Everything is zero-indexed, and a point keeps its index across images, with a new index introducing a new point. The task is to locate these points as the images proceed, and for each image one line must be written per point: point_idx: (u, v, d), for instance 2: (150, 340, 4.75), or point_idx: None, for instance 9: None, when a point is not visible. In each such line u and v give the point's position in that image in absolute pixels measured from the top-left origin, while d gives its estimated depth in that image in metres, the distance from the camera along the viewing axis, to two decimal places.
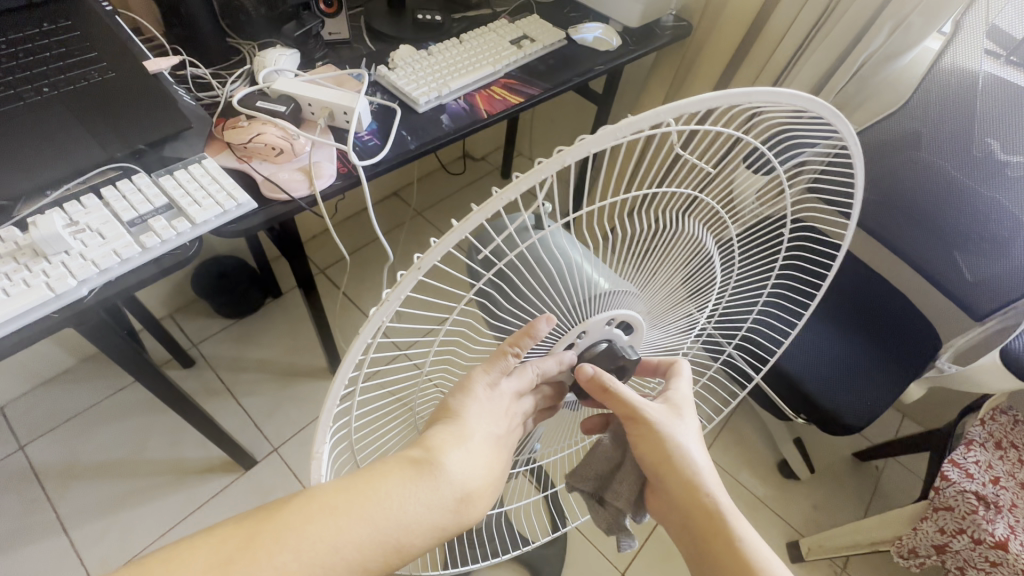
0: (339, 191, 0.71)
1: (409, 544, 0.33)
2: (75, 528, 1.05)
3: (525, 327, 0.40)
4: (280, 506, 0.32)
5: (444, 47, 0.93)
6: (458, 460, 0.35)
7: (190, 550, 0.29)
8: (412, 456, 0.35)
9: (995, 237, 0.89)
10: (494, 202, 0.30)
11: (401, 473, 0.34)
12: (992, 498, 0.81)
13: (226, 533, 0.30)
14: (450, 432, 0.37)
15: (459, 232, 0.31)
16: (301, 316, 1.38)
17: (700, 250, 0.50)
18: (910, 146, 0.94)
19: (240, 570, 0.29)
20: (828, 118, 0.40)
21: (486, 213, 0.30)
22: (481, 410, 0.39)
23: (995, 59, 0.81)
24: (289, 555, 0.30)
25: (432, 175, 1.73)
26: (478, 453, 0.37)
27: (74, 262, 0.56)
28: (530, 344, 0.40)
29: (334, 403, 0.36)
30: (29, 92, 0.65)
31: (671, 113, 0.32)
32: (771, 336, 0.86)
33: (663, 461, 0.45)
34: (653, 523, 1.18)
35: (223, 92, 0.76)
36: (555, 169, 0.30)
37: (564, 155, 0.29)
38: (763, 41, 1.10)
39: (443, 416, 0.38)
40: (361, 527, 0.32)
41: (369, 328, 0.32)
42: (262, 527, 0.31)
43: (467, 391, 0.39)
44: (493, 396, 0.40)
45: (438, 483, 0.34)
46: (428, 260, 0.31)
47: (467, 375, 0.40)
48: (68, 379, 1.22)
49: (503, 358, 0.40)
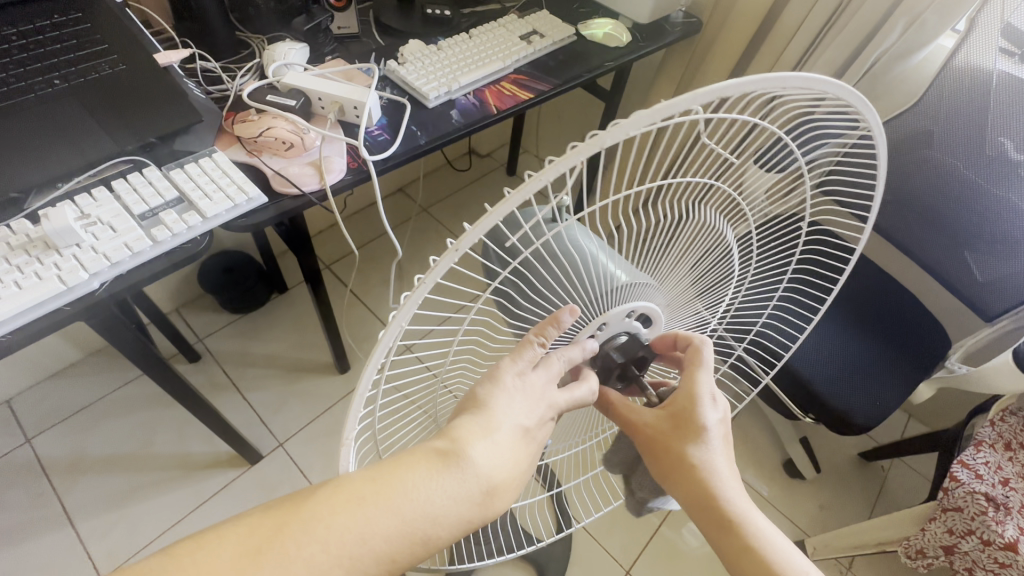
0: (349, 186, 0.71)
1: (435, 534, 0.32)
2: (82, 521, 1.05)
3: (548, 317, 0.39)
4: (310, 494, 0.31)
5: (453, 42, 0.93)
6: (484, 452, 0.34)
7: (218, 540, 0.29)
8: (437, 447, 0.34)
9: (1007, 237, 0.88)
10: (527, 186, 0.29)
11: (427, 464, 0.33)
12: (1002, 499, 0.80)
13: (254, 524, 0.30)
14: (476, 423, 0.35)
15: (492, 218, 0.30)
16: (307, 311, 1.38)
17: (718, 243, 0.49)
18: (922, 146, 0.93)
19: (270, 561, 0.29)
20: (856, 110, 0.39)
21: (520, 198, 0.30)
22: (511, 401, 0.37)
23: (1010, 57, 0.80)
24: (317, 546, 0.30)
25: (438, 171, 1.72)
26: (505, 445, 0.35)
27: (85, 255, 0.56)
28: (555, 333, 0.39)
29: (363, 392, 0.35)
30: (41, 84, 0.64)
31: (705, 98, 0.31)
32: (782, 335, 0.86)
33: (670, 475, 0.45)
34: (658, 523, 1.17)
35: (233, 86, 0.76)
36: (588, 155, 0.30)
37: (600, 139, 0.29)
38: (775, 38, 1.09)
39: (469, 406, 0.36)
40: (388, 518, 0.31)
41: (400, 316, 0.32)
42: (289, 518, 0.30)
43: (495, 381, 0.37)
44: (523, 385, 0.38)
45: (464, 476, 0.33)
46: (464, 244, 0.30)
47: (495, 365, 0.38)
48: (76, 373, 1.22)
49: (530, 347, 0.39)
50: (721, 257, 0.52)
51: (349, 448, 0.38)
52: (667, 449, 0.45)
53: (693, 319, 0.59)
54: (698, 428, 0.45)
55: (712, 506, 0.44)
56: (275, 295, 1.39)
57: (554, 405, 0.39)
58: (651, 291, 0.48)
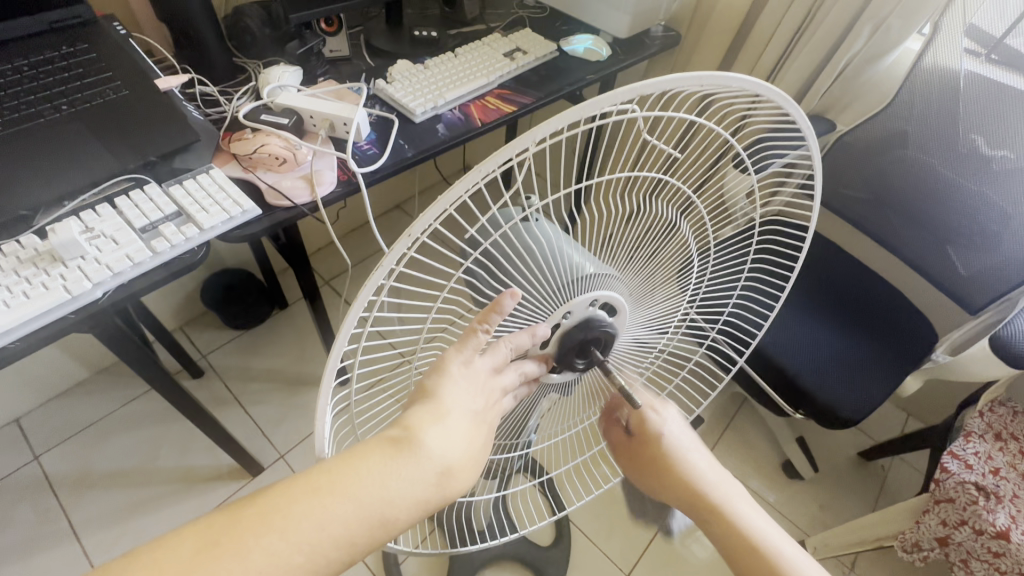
0: (339, 198, 0.75)
1: (394, 517, 0.33)
2: (87, 536, 1.07)
3: (491, 304, 0.38)
4: (266, 489, 0.31)
5: (440, 61, 0.97)
6: (437, 436, 0.35)
7: (176, 538, 0.29)
8: (390, 435, 0.34)
9: (984, 231, 0.90)
10: (471, 175, 0.31)
11: (381, 451, 0.34)
12: (992, 488, 0.81)
13: (209, 521, 0.30)
14: (427, 411, 0.36)
15: (440, 206, 0.32)
16: (307, 326, 1.41)
17: (675, 235, 0.50)
18: (896, 145, 0.96)
19: (227, 555, 0.29)
20: (790, 118, 0.41)
21: (465, 186, 0.32)
22: (458, 388, 0.38)
23: (976, 58, 0.83)
24: (275, 534, 0.30)
25: (433, 188, 1.77)
26: (457, 429, 0.36)
27: (89, 267, 0.60)
28: (499, 320, 0.38)
29: (334, 373, 0.38)
30: (49, 110, 0.69)
31: (627, 96, 0.33)
32: (751, 323, 0.86)
33: (662, 471, 0.47)
34: (655, 528, 1.18)
35: (230, 108, 0.80)
36: (523, 144, 0.32)
37: (534, 133, 0.31)
38: (752, 45, 1.13)
39: (419, 397, 0.37)
40: (346, 504, 0.32)
41: (364, 295, 0.34)
42: (240, 519, 0.30)
43: (442, 371, 0.38)
44: (469, 373, 0.39)
45: (419, 460, 0.34)
46: (415, 229, 0.32)
47: (441, 355, 0.38)
48: (82, 391, 1.25)
49: (475, 336, 0.38)
50: (679, 249, 0.52)
51: (327, 411, 0.40)
52: (645, 455, 0.48)
53: (660, 309, 0.60)
54: (655, 437, 0.47)
55: (700, 501, 0.46)
56: (276, 312, 1.43)
57: (492, 391, 0.41)
58: (613, 281, 0.49)
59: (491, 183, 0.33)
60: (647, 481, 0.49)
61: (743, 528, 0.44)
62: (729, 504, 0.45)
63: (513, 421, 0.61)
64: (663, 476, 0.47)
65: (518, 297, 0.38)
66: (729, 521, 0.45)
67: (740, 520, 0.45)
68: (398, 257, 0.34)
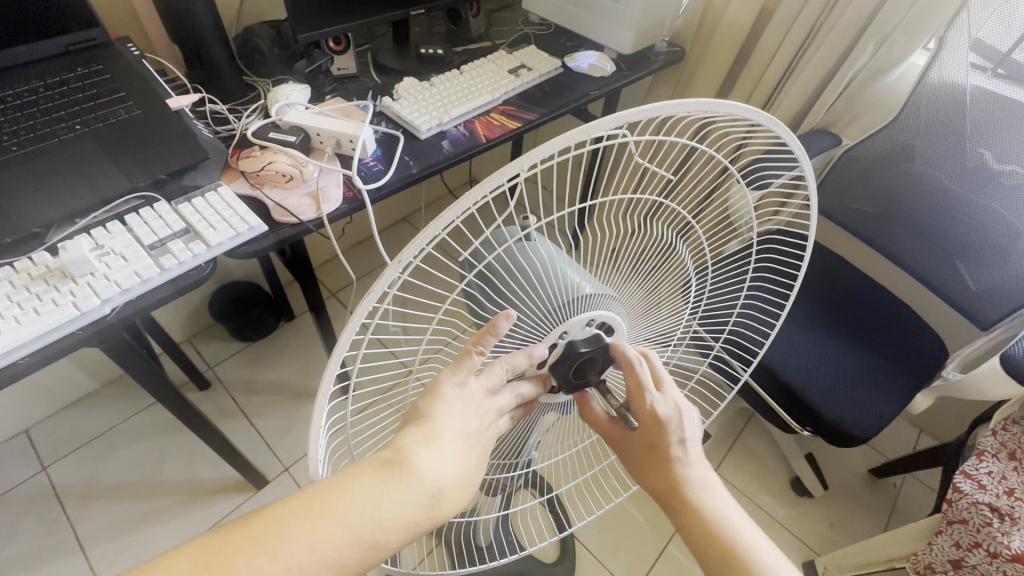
0: (345, 214, 0.75)
1: (383, 539, 0.33)
2: (92, 548, 1.07)
3: (486, 326, 0.38)
4: (261, 511, 0.32)
5: (445, 78, 0.98)
6: (429, 458, 0.35)
7: (170, 560, 0.30)
8: (382, 457, 0.34)
9: (993, 247, 0.89)
10: (465, 201, 0.32)
11: (372, 473, 0.34)
12: (1007, 509, 0.78)
13: (202, 544, 0.30)
14: (420, 432, 0.36)
15: (434, 231, 0.33)
16: (313, 338, 1.42)
17: (672, 254, 0.50)
18: (903, 159, 0.96)
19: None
20: (784, 143, 0.41)
21: (459, 211, 0.32)
22: (451, 410, 0.38)
23: (982, 72, 0.83)
24: (265, 558, 0.30)
25: (440, 201, 1.78)
26: (449, 450, 0.36)
27: (99, 283, 0.61)
28: (494, 342, 0.38)
29: (329, 396, 0.38)
30: (64, 130, 0.71)
31: (618, 123, 0.33)
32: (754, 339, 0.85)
33: (652, 458, 0.48)
34: (662, 545, 1.16)
35: (238, 125, 0.82)
36: (516, 170, 0.32)
37: (525, 160, 0.32)
38: (756, 61, 1.14)
39: (412, 418, 0.37)
40: (336, 527, 0.32)
41: (357, 319, 0.34)
42: (234, 540, 0.30)
43: (436, 393, 0.38)
44: (462, 395, 0.39)
45: (410, 482, 0.34)
46: (409, 254, 0.33)
47: (435, 378, 0.38)
48: (92, 403, 1.27)
49: (469, 358, 0.39)
50: (677, 267, 0.52)
51: (321, 431, 0.40)
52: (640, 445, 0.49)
53: (660, 325, 0.59)
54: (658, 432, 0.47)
55: (682, 495, 0.47)
56: (283, 324, 1.44)
57: (487, 412, 0.41)
58: (610, 300, 0.49)
59: (485, 208, 0.33)
60: (634, 465, 0.50)
61: (718, 526, 0.46)
62: (708, 504, 0.47)
63: (512, 440, 0.61)
64: (652, 464, 0.48)
65: (513, 320, 0.39)
66: (707, 519, 0.46)
67: (716, 520, 0.46)
68: (392, 281, 0.34)
